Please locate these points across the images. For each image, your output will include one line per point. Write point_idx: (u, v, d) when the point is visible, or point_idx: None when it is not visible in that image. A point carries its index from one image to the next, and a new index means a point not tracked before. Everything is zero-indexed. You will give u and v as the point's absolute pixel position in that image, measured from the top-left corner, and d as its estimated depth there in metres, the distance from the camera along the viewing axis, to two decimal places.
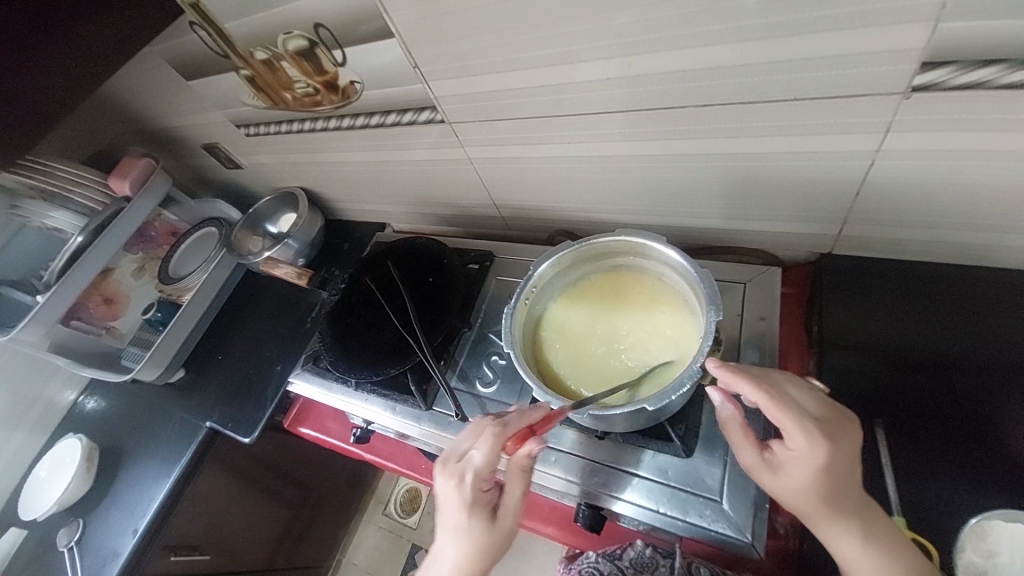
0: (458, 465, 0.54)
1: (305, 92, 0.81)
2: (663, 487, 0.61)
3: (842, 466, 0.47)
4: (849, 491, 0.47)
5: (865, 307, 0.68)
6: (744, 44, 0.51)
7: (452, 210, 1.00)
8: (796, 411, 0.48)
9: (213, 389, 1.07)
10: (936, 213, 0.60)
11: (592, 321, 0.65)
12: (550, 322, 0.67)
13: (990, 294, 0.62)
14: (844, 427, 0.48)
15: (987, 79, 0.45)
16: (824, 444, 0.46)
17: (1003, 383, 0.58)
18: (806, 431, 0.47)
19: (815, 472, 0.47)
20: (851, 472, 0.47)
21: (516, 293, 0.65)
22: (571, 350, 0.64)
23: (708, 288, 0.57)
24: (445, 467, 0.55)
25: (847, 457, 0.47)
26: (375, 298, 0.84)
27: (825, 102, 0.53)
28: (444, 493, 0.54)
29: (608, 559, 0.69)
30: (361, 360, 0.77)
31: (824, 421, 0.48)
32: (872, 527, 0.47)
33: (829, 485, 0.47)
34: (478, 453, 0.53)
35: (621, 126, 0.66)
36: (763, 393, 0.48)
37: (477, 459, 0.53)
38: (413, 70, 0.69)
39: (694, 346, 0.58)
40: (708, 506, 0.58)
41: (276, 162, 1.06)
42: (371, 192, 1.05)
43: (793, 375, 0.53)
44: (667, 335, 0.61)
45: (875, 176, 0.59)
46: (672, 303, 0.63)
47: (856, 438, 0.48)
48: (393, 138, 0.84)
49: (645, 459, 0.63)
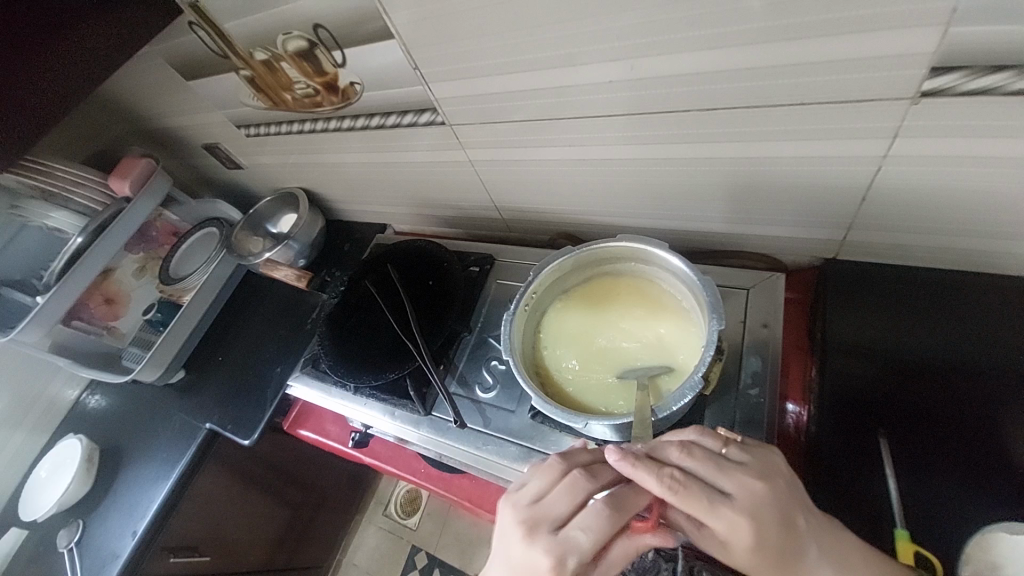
0: (558, 542, 0.46)
1: (305, 92, 0.80)
2: None
3: (772, 537, 0.44)
4: (800, 551, 0.45)
5: (871, 315, 0.66)
6: (749, 47, 0.50)
7: (451, 212, 0.99)
8: (701, 497, 0.45)
9: (213, 391, 1.06)
10: (943, 222, 0.59)
11: (573, 380, 0.60)
12: (552, 370, 0.62)
13: (997, 300, 0.61)
14: (759, 494, 0.45)
15: (999, 85, 0.44)
16: (742, 520, 0.44)
17: (1009, 394, 0.57)
18: (719, 516, 0.44)
19: (751, 549, 0.44)
20: (790, 534, 0.45)
21: (515, 299, 0.64)
22: (604, 393, 0.59)
23: (710, 296, 0.56)
24: (537, 536, 0.47)
25: (773, 523, 0.44)
26: (373, 300, 0.83)
27: (832, 107, 0.52)
28: (534, 568, 0.46)
29: None
30: (360, 364, 0.76)
31: (734, 494, 0.45)
32: (846, 565, 0.45)
33: (770, 557, 0.44)
34: (587, 533, 0.46)
35: (622, 129, 0.66)
36: (664, 489, 0.45)
37: (589, 544, 0.46)
38: (413, 71, 0.68)
39: (670, 313, 0.62)
40: None
41: (277, 163, 1.06)
42: (372, 194, 1.04)
43: (702, 440, 0.49)
44: (648, 327, 0.62)
45: (881, 183, 0.58)
46: (561, 326, 0.65)
47: (783, 499, 0.45)
48: (393, 140, 0.84)
49: None
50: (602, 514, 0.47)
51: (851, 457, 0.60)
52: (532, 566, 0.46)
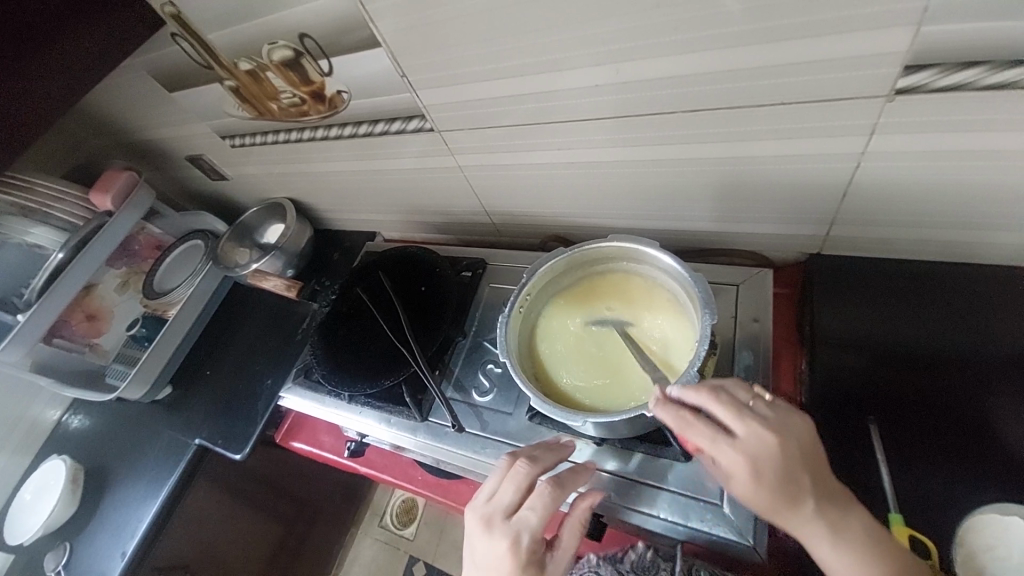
0: (512, 525, 0.51)
1: (291, 101, 0.80)
2: (663, 493, 0.60)
3: (772, 481, 0.44)
4: (800, 500, 0.45)
5: (856, 307, 0.68)
6: (730, 50, 0.52)
7: (440, 217, 0.99)
8: (708, 432, 0.47)
9: (201, 406, 1.04)
10: (921, 214, 0.61)
11: (583, 384, 0.60)
12: (558, 376, 0.61)
13: (977, 290, 0.64)
14: (768, 444, 0.45)
15: (969, 81, 0.46)
16: (741, 459, 0.45)
17: (997, 378, 0.59)
18: (721, 451, 0.46)
19: (747, 489, 0.45)
20: (794, 483, 0.45)
21: (510, 301, 0.64)
22: (614, 390, 0.59)
23: (702, 292, 0.56)
24: (495, 526, 0.52)
25: (777, 470, 0.45)
26: (365, 307, 0.82)
27: (812, 106, 0.54)
28: (497, 556, 0.50)
29: (609, 563, 0.66)
30: (354, 373, 0.76)
31: (742, 437, 0.46)
32: (839, 521, 0.45)
33: (769, 502, 0.45)
34: (535, 511, 0.52)
35: (608, 131, 0.67)
36: (673, 418, 0.48)
37: (538, 519, 0.51)
38: (401, 77, 0.69)
39: (666, 306, 0.62)
40: (709, 511, 0.57)
41: (263, 173, 1.05)
42: (361, 201, 1.03)
43: (735, 385, 0.50)
44: (646, 321, 0.62)
45: (861, 178, 0.60)
46: (560, 330, 0.65)
47: (793, 449, 0.45)
48: (382, 146, 0.84)
49: (644, 465, 0.62)
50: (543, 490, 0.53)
51: (846, 448, 0.61)
52: (495, 555, 0.50)
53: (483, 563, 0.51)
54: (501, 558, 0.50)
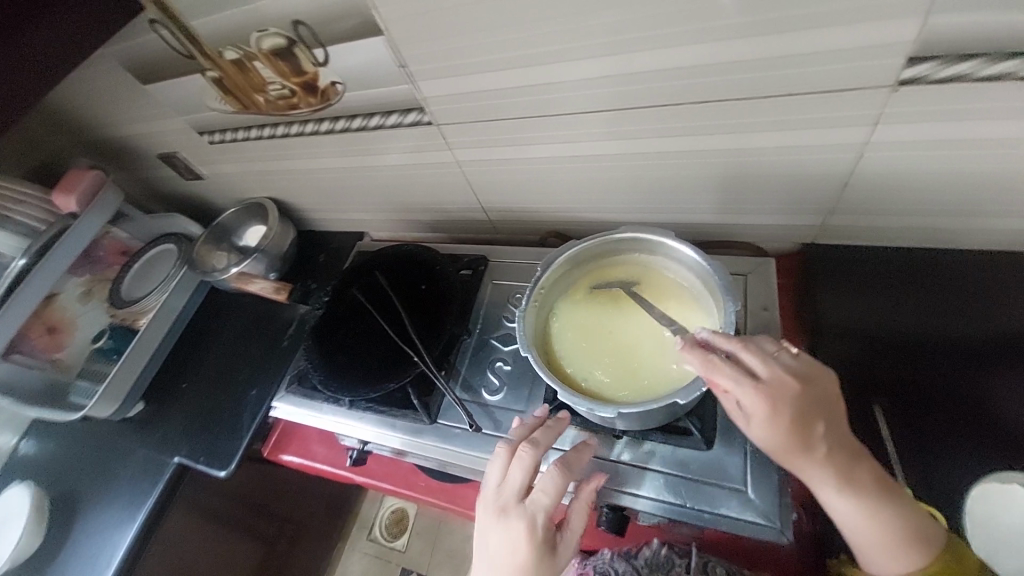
0: (525, 508, 0.51)
1: (280, 94, 0.76)
2: (686, 482, 0.58)
3: (792, 421, 0.45)
4: (814, 444, 0.45)
5: (857, 295, 0.70)
6: (739, 41, 0.52)
7: (434, 215, 0.96)
8: (732, 373, 0.46)
9: (179, 422, 0.97)
10: (916, 202, 0.63)
11: (612, 376, 0.58)
12: (583, 371, 0.59)
13: (975, 271, 0.65)
14: (790, 386, 0.45)
15: (967, 72, 0.48)
16: (762, 401, 0.45)
17: (1001, 354, 0.60)
18: (744, 390, 0.45)
19: (763, 430, 0.46)
20: (812, 426, 0.45)
21: (525, 296, 0.63)
22: (643, 380, 0.57)
23: (723, 279, 0.57)
24: (508, 511, 0.52)
25: (797, 413, 0.45)
26: (363, 309, 0.79)
27: (818, 96, 0.55)
28: (513, 541, 0.50)
29: (623, 559, 0.65)
30: (354, 377, 0.72)
31: (766, 379, 0.46)
32: (852, 471, 0.46)
33: (787, 443, 0.45)
34: (547, 493, 0.52)
35: (613, 124, 0.67)
36: (698, 357, 0.47)
37: (551, 501, 0.52)
38: (401, 68, 0.66)
39: (684, 294, 0.62)
40: (734, 497, 0.56)
41: (244, 172, 1.00)
42: (349, 200, 1.00)
43: (758, 336, 0.50)
44: (665, 310, 0.61)
45: (861, 168, 0.62)
46: (579, 324, 0.63)
47: (814, 396, 0.46)
48: (376, 142, 0.81)
49: (666, 455, 0.60)
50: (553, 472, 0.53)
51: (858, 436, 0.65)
52: (510, 540, 0.50)
53: (498, 549, 0.51)
54: (516, 542, 0.50)
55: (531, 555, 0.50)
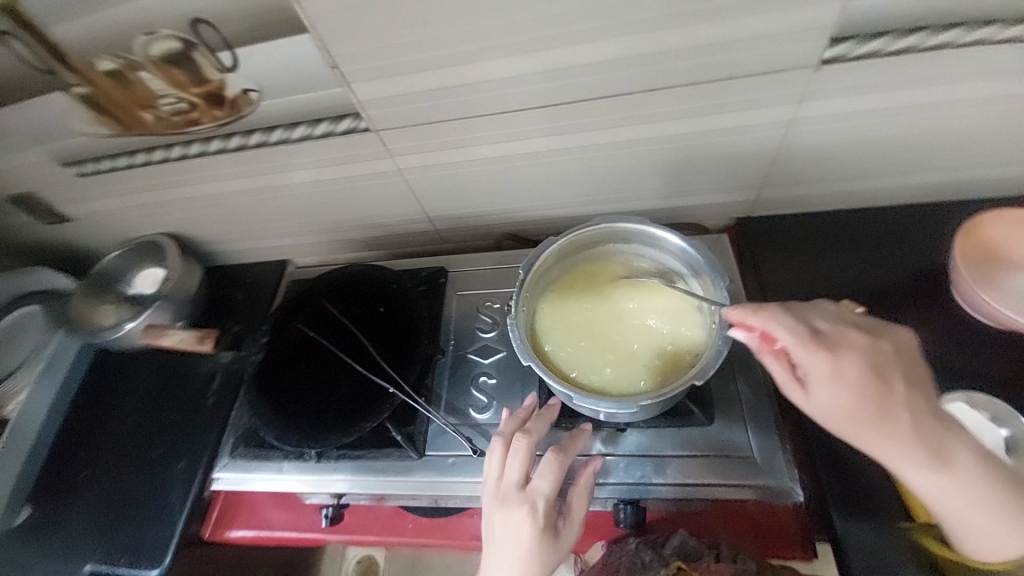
0: (525, 496, 0.52)
1: (174, 108, 0.65)
2: (698, 460, 0.60)
3: (853, 370, 0.47)
4: (882, 399, 0.46)
5: (795, 257, 0.75)
6: (684, 28, 0.54)
7: (373, 233, 0.88)
8: (788, 326, 0.49)
9: (79, 522, 0.75)
10: (833, 170, 0.71)
11: (617, 369, 0.57)
12: (588, 368, 0.58)
13: (884, 224, 0.74)
14: (847, 339, 0.48)
15: (881, 48, 0.55)
16: (825, 355, 0.47)
17: (914, 292, 0.69)
18: (801, 342, 0.48)
19: (829, 387, 0.47)
20: (876, 380, 0.46)
21: (513, 300, 0.60)
22: (649, 368, 0.57)
23: (705, 260, 0.59)
24: (509, 501, 0.52)
25: (857, 363, 0.47)
26: (314, 344, 0.70)
27: (753, 79, 0.59)
28: (516, 528, 0.51)
29: (649, 547, 0.63)
30: (320, 423, 0.63)
31: (822, 333, 0.49)
32: (928, 431, 0.46)
33: (851, 394, 0.46)
34: (546, 478, 0.53)
35: (566, 118, 0.66)
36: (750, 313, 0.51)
37: (550, 486, 0.53)
38: (332, 70, 0.60)
39: (667, 278, 0.63)
40: (745, 465, 0.59)
41: (128, 207, 0.83)
42: (269, 229, 0.87)
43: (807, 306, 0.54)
44: (655, 295, 0.61)
45: (789, 143, 0.68)
46: (571, 321, 0.61)
47: (872, 350, 0.48)
48: (301, 156, 0.71)
49: (674, 439, 0.62)
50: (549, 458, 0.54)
51: None
52: (513, 528, 0.51)
53: (503, 538, 0.51)
54: (519, 529, 0.51)
55: (535, 540, 0.51)
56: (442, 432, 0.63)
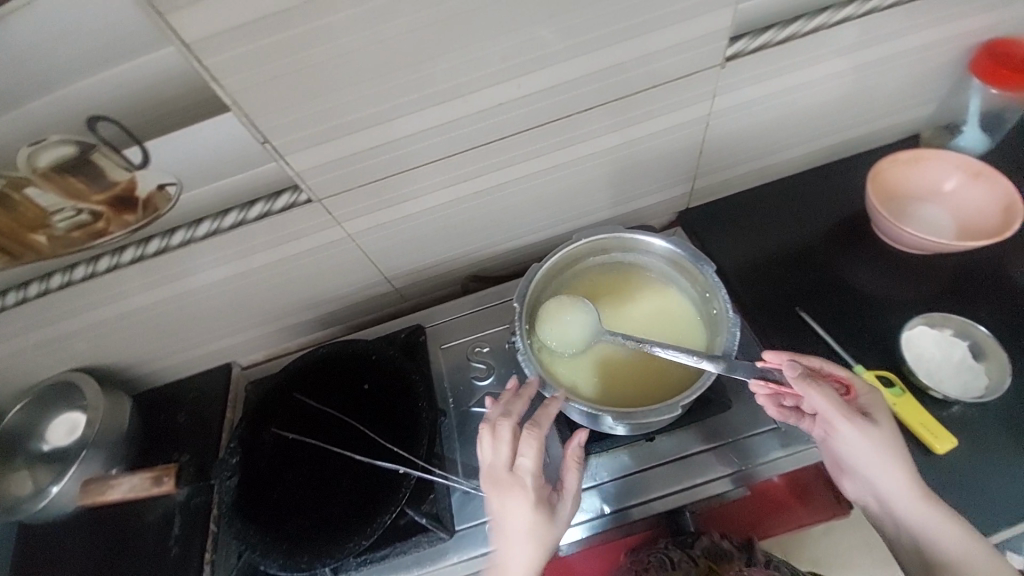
0: (512, 478, 0.49)
1: (72, 222, 0.56)
2: (730, 446, 0.62)
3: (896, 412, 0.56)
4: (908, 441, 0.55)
5: (741, 235, 0.81)
6: (607, 49, 0.58)
7: (329, 311, 0.82)
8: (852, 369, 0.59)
9: None
10: (750, 151, 0.78)
11: (625, 380, 0.60)
12: (598, 385, 0.60)
13: (802, 190, 0.83)
14: None
15: (769, 39, 0.63)
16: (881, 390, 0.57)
17: (847, 242, 0.77)
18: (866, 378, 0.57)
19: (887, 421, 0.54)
20: None
21: (516, 333, 0.58)
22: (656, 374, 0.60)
23: (686, 253, 0.62)
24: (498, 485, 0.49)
25: None
26: (300, 444, 0.62)
27: (672, 84, 0.64)
28: (509, 510, 0.48)
29: (677, 546, 0.65)
30: (332, 534, 0.56)
31: None
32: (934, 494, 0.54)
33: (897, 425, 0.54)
34: (529, 456, 0.49)
35: (510, 151, 0.66)
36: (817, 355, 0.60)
37: (534, 463, 0.49)
38: (262, 146, 0.56)
39: (660, 287, 0.66)
40: (773, 437, 0.62)
41: (21, 348, 0.70)
42: (206, 335, 0.77)
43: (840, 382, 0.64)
44: (651, 306, 0.65)
45: (710, 135, 0.73)
46: None
47: None
48: (234, 247, 0.64)
49: (701, 432, 0.63)
50: (529, 435, 0.50)
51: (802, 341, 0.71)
52: (506, 509, 0.48)
53: (500, 520, 0.49)
54: (513, 510, 0.48)
55: (530, 519, 0.48)
56: (469, 498, 0.59)
